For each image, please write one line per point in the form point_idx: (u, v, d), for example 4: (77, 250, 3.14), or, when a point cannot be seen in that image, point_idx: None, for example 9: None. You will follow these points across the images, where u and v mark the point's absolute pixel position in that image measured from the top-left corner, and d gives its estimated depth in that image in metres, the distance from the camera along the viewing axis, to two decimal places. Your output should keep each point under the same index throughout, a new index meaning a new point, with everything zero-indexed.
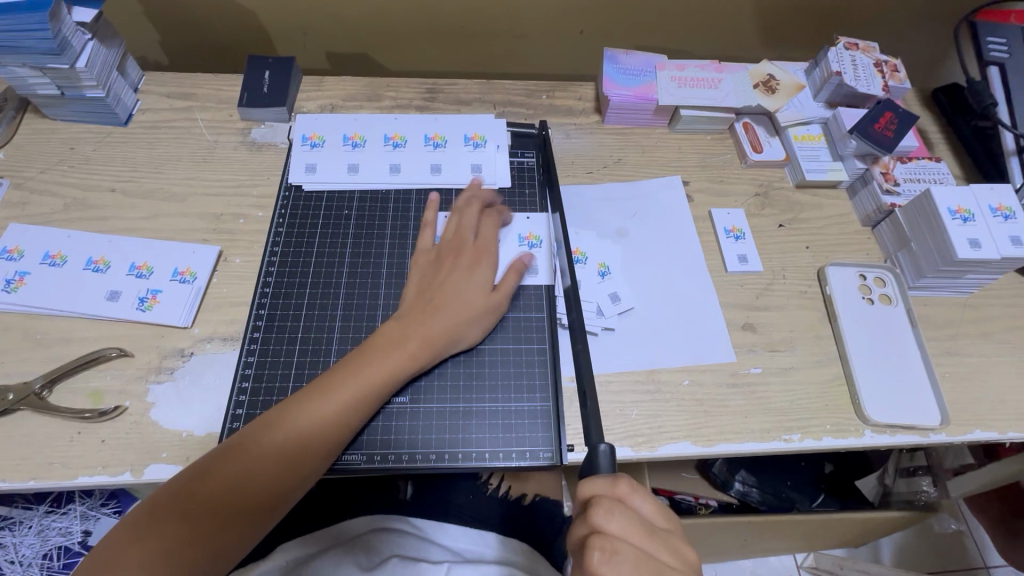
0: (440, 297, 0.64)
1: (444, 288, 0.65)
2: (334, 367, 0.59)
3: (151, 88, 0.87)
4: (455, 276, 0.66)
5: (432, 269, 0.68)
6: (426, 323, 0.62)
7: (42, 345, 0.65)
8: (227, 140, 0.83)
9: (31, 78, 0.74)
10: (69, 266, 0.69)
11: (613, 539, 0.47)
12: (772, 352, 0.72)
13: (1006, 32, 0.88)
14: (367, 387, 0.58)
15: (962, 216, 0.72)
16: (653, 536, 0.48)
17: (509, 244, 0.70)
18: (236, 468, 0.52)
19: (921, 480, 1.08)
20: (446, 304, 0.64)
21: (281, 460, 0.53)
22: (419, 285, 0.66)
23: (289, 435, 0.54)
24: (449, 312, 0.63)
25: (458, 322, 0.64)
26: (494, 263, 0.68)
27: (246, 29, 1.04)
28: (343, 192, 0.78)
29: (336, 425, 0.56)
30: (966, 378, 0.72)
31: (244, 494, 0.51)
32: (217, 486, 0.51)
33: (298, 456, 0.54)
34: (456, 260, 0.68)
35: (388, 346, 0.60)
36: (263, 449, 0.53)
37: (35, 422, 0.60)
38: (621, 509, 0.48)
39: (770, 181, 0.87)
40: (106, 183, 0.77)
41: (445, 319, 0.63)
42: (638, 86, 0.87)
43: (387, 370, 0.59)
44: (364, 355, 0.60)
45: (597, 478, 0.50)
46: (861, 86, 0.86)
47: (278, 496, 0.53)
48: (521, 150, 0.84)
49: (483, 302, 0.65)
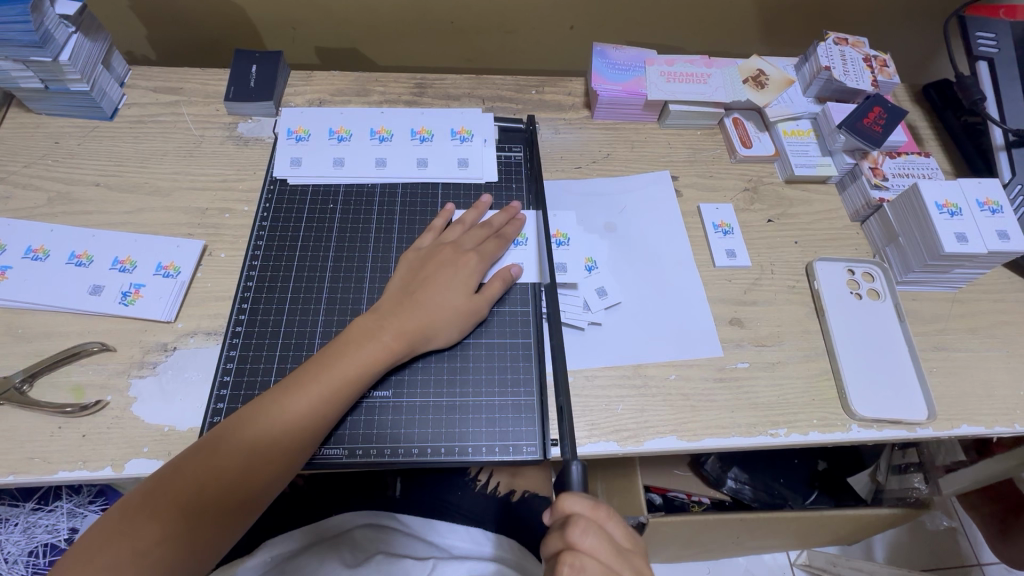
0: (419, 296, 0.64)
1: (423, 284, 0.65)
2: (309, 363, 0.59)
3: (138, 83, 0.86)
4: (434, 274, 0.66)
5: (411, 266, 0.68)
6: (402, 321, 0.62)
7: (23, 340, 0.64)
8: (213, 135, 0.82)
9: (15, 72, 0.74)
10: (51, 260, 0.69)
11: (584, 556, 0.47)
12: (759, 347, 0.72)
13: (995, 27, 0.87)
14: (343, 383, 0.58)
15: (950, 210, 0.72)
16: (622, 559, 0.49)
17: (491, 244, 0.70)
18: (210, 467, 0.51)
19: (913, 477, 1.06)
20: (423, 303, 0.63)
21: (256, 456, 0.53)
22: (398, 283, 0.66)
23: (264, 432, 0.54)
24: (426, 310, 0.63)
25: (435, 320, 0.63)
26: (475, 262, 0.68)
27: (235, 25, 1.04)
28: (329, 186, 0.77)
29: (312, 420, 0.56)
30: (954, 372, 0.72)
31: (219, 491, 0.51)
32: (190, 485, 0.51)
33: (274, 452, 0.54)
34: (436, 257, 0.67)
35: (362, 340, 0.60)
36: (237, 445, 0.53)
37: (15, 417, 0.60)
38: (596, 530, 0.48)
39: (760, 176, 0.87)
40: (91, 178, 0.77)
41: (423, 317, 0.62)
42: (627, 81, 0.86)
43: (364, 365, 0.59)
44: (337, 350, 0.59)
45: (577, 495, 0.50)
46: (850, 81, 0.86)
47: (255, 491, 0.53)
48: (509, 145, 0.84)
49: (466, 300, 0.65)
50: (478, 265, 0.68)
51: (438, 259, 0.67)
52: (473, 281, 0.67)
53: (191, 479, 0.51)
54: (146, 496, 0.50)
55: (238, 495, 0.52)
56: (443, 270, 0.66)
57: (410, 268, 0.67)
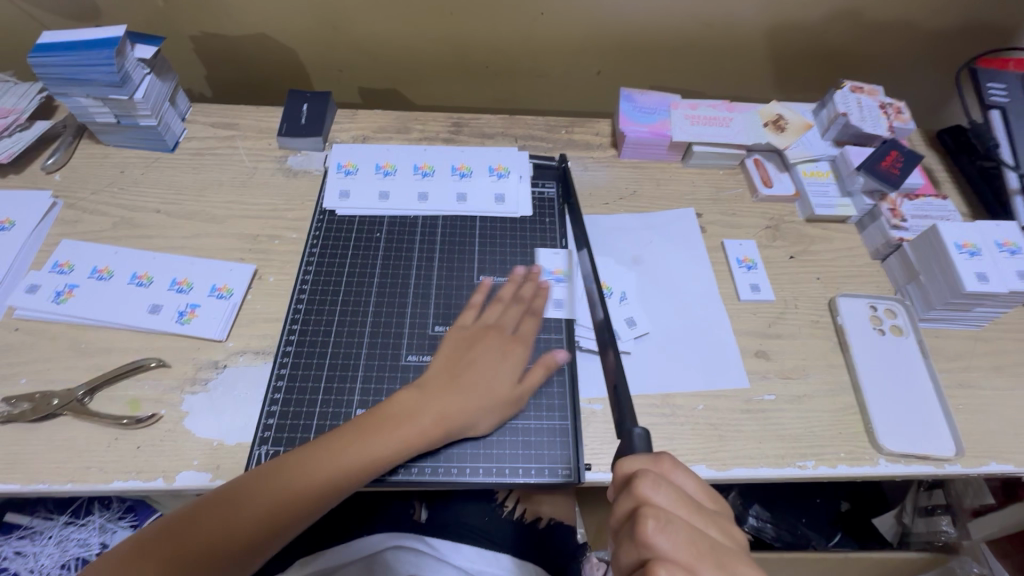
0: (463, 378, 0.64)
1: (465, 366, 0.65)
2: (350, 428, 0.60)
3: (197, 118, 0.93)
4: (479, 358, 0.66)
5: (455, 344, 0.67)
6: (444, 404, 0.62)
7: (86, 354, 0.68)
8: (266, 166, 0.89)
9: (92, 107, 0.80)
10: (115, 280, 0.74)
11: (663, 511, 0.44)
12: (785, 379, 0.73)
13: (1006, 78, 0.92)
14: (380, 457, 0.58)
15: (969, 251, 0.74)
16: (702, 511, 0.45)
17: (528, 323, 0.71)
18: (243, 513, 0.53)
19: (941, 519, 1.04)
20: (466, 386, 0.63)
21: (283, 511, 0.54)
22: (443, 358, 0.66)
23: (310, 479, 0.56)
24: (468, 395, 0.63)
25: (473, 408, 0.63)
26: (518, 349, 0.68)
27: (285, 66, 1.12)
28: (375, 217, 0.82)
29: (357, 477, 0.57)
30: (979, 410, 0.73)
31: (249, 534, 0.53)
32: (227, 523, 0.52)
33: (300, 510, 0.55)
34: (484, 340, 0.67)
35: (403, 417, 0.61)
36: (262, 501, 0.54)
37: (75, 427, 0.63)
38: (665, 481, 0.46)
39: (781, 215, 0.90)
40: (152, 205, 0.82)
41: (465, 404, 0.63)
42: (654, 123, 0.91)
43: (398, 445, 0.59)
44: (378, 425, 0.60)
45: (636, 457, 0.49)
46: (867, 126, 0.90)
47: (264, 547, 0.54)
48: (542, 181, 0.89)
49: (506, 392, 0.65)
50: (522, 353, 0.68)
51: (484, 342, 0.67)
52: (516, 371, 0.67)
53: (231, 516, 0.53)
54: (180, 526, 0.52)
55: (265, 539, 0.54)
56: (488, 353, 0.66)
57: (455, 346, 0.67)
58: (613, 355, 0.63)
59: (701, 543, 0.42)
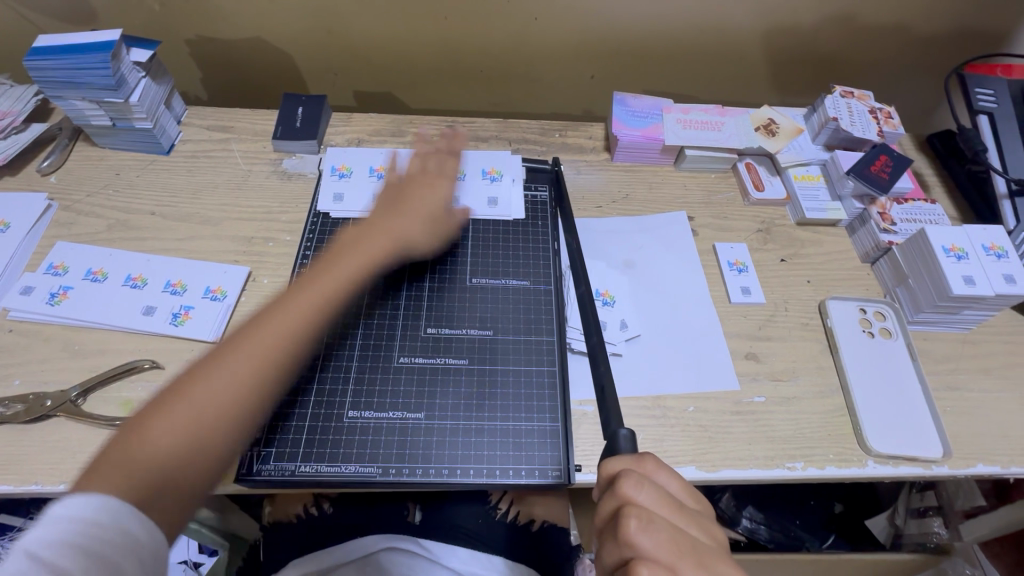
0: (407, 205, 0.75)
1: (408, 197, 0.76)
2: (283, 295, 0.61)
3: (193, 121, 0.94)
4: (414, 195, 0.76)
5: (392, 194, 0.76)
6: (390, 223, 0.72)
7: (79, 356, 0.68)
8: (260, 169, 0.89)
9: (88, 110, 0.81)
10: (109, 282, 0.74)
11: (646, 511, 0.44)
12: (775, 381, 0.74)
13: (994, 84, 0.93)
14: (349, 272, 0.65)
15: (956, 254, 0.75)
16: (685, 511, 0.46)
17: (436, 173, 0.80)
18: (209, 382, 0.51)
19: (932, 521, 1.04)
20: (409, 210, 0.74)
21: (253, 369, 0.53)
22: (382, 206, 0.75)
23: (273, 332, 0.56)
24: (411, 218, 0.74)
25: (419, 223, 0.74)
26: (445, 182, 0.79)
27: (281, 69, 1.12)
28: (369, 219, 0.82)
29: (325, 298, 0.61)
30: (967, 412, 0.74)
31: (188, 441, 0.48)
32: (155, 446, 0.47)
33: (272, 360, 0.55)
34: (412, 185, 0.77)
35: (328, 267, 0.64)
36: (227, 367, 0.52)
37: (68, 428, 0.63)
38: (649, 481, 0.46)
39: (773, 218, 0.91)
40: (147, 208, 0.83)
41: (410, 226, 0.73)
42: (647, 127, 0.92)
43: (359, 264, 0.66)
44: (318, 273, 0.63)
45: (620, 457, 0.49)
46: (857, 130, 0.91)
47: (246, 416, 0.52)
48: (534, 184, 0.90)
49: (440, 214, 0.77)
50: (446, 189, 0.79)
51: (414, 183, 0.78)
52: (439, 203, 0.77)
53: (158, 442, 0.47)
54: (97, 464, 0.45)
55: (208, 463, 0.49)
56: (418, 193, 0.77)
57: (391, 194, 0.76)
58: (601, 358, 0.66)
59: (683, 543, 0.43)
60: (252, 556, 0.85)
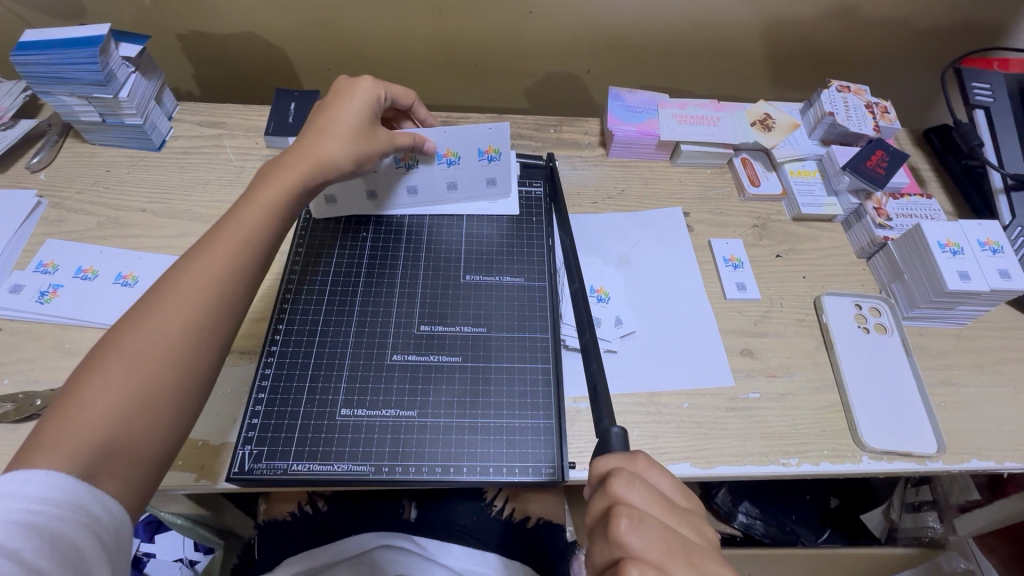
0: (324, 126, 0.68)
1: (325, 119, 0.69)
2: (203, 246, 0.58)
3: (184, 117, 0.93)
4: (330, 114, 0.69)
5: (310, 122, 0.70)
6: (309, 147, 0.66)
7: (69, 354, 0.68)
8: (253, 166, 0.88)
9: (76, 106, 0.80)
10: (99, 280, 0.73)
11: (636, 509, 0.44)
12: (770, 377, 0.74)
13: (990, 78, 0.92)
14: (278, 207, 0.61)
15: (952, 250, 0.75)
16: (675, 508, 0.46)
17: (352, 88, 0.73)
18: (135, 340, 0.49)
19: (927, 515, 1.06)
20: (326, 130, 0.68)
21: (180, 320, 0.51)
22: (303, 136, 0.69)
23: (194, 281, 0.53)
24: (329, 137, 0.67)
25: (338, 137, 0.67)
26: (364, 95, 0.71)
27: (274, 65, 1.11)
28: (362, 216, 0.82)
29: (253, 240, 0.58)
30: (961, 408, 0.74)
31: (124, 402, 0.46)
32: (97, 400, 0.46)
33: (199, 310, 0.52)
34: (326, 108, 0.70)
35: (245, 209, 0.61)
36: (150, 322, 0.50)
37: None
38: (639, 479, 0.46)
39: (769, 214, 0.91)
40: (138, 205, 0.82)
41: (327, 145, 0.67)
42: (642, 122, 0.91)
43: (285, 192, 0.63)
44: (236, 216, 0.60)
45: (611, 455, 0.49)
46: (853, 125, 0.90)
47: (183, 364, 0.50)
48: (529, 180, 0.89)
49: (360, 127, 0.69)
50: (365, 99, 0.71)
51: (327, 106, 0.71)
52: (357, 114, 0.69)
53: (96, 403, 0.46)
54: (37, 435, 0.44)
55: (162, 415, 0.48)
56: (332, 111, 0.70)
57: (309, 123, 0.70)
58: (593, 354, 0.65)
59: (673, 541, 0.43)
60: (247, 554, 0.85)
